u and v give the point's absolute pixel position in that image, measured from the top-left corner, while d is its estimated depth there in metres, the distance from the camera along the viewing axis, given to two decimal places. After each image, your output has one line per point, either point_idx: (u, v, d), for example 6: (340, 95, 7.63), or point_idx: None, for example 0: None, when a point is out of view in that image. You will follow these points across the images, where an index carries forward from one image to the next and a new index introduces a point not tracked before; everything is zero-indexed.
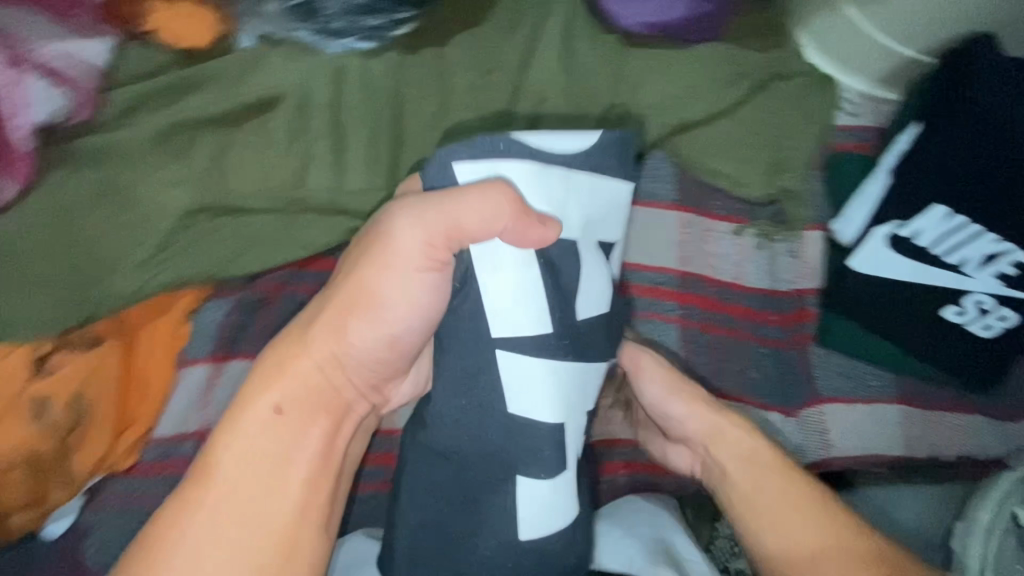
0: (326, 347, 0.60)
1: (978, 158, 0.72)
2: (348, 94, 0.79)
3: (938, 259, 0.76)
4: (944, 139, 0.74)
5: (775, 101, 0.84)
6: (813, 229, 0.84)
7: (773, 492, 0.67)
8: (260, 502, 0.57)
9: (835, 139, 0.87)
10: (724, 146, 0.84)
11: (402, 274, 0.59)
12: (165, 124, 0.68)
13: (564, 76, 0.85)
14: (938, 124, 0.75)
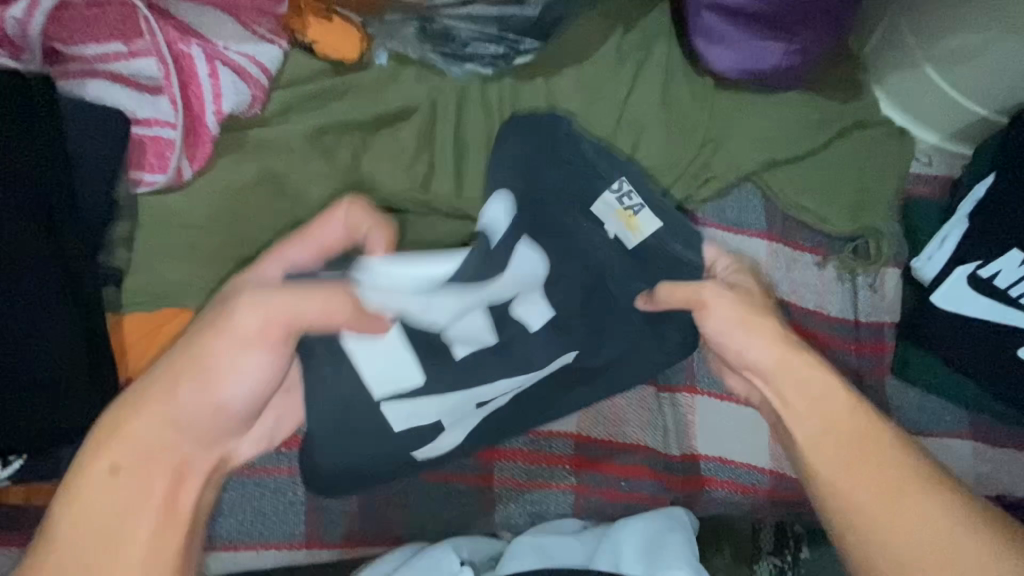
0: (161, 402, 0.53)
1: None
2: (470, 111, 0.87)
3: (1013, 303, 0.79)
4: (1015, 193, 0.81)
5: (854, 147, 0.92)
6: (891, 266, 0.90)
7: (878, 476, 0.56)
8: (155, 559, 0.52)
9: (909, 185, 0.94)
10: (809, 184, 0.90)
11: (220, 374, 0.54)
12: (313, 125, 0.75)
13: (663, 110, 0.92)
14: (1009, 178, 0.82)
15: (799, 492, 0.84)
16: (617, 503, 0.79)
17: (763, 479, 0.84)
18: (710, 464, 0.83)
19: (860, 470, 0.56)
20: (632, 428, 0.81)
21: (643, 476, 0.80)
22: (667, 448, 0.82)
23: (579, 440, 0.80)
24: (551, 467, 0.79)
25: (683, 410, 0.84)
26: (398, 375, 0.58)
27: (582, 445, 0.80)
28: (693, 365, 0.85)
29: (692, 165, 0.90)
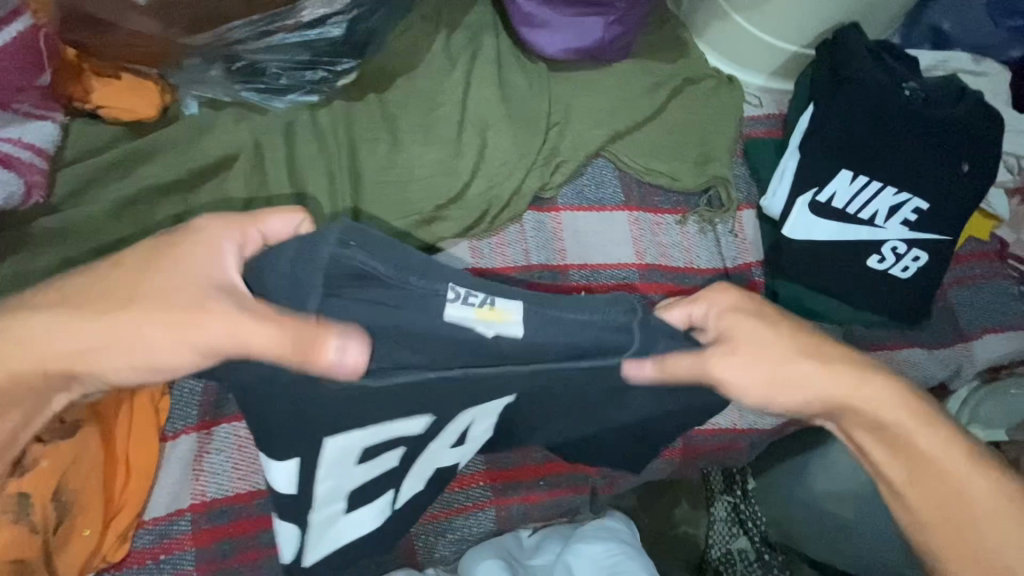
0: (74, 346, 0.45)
1: (864, 133, 0.86)
2: (300, 145, 0.82)
3: (852, 222, 0.87)
4: (835, 118, 0.86)
5: (689, 105, 0.95)
6: (745, 209, 0.95)
7: (926, 480, 0.55)
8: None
9: (747, 129, 0.99)
10: (655, 148, 0.93)
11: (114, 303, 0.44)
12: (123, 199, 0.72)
13: (503, 103, 0.91)
14: (828, 106, 0.87)
15: (706, 444, 0.91)
16: (535, 505, 0.79)
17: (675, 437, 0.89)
18: None
19: (974, 489, 0.54)
20: None
21: (558, 470, 0.80)
22: None
23: (497, 457, 0.78)
24: (465, 489, 0.77)
25: None
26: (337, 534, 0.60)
27: (492, 460, 0.78)
28: None
29: (543, 152, 0.90)
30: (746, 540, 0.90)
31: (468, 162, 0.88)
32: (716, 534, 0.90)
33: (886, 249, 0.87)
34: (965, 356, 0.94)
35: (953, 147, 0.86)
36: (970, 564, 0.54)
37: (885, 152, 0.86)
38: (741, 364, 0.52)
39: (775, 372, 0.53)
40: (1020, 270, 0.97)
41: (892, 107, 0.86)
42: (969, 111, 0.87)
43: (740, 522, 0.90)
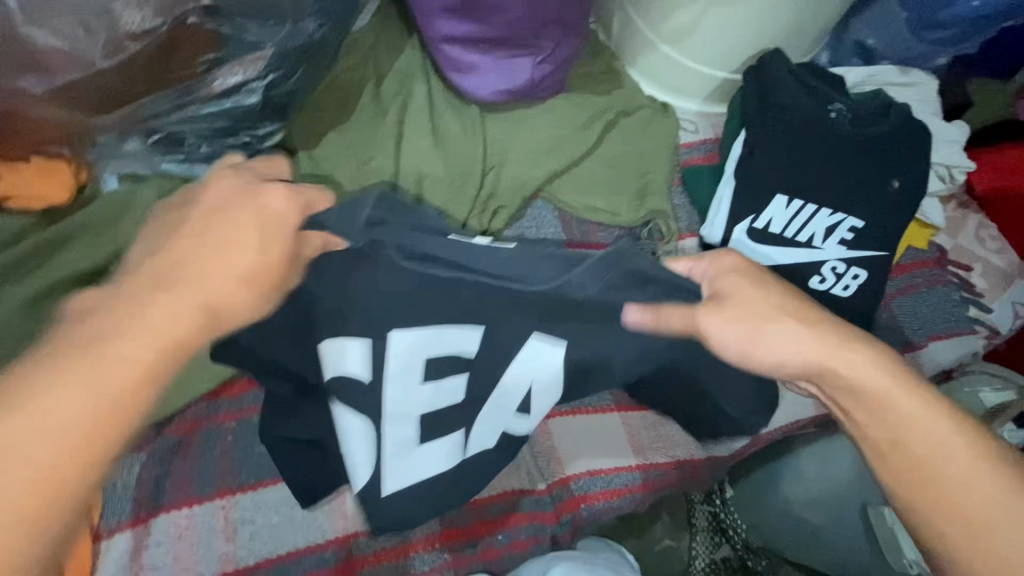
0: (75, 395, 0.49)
1: (795, 157, 0.87)
2: None
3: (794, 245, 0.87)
4: (765, 144, 0.87)
5: (624, 137, 0.95)
6: (686, 238, 0.95)
7: (901, 449, 0.49)
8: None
9: (684, 156, 0.99)
10: (592, 184, 0.93)
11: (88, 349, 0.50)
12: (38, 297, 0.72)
13: (437, 150, 0.90)
14: (757, 133, 0.88)
15: (667, 477, 0.87)
16: (495, 561, 0.78)
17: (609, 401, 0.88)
18: (581, 482, 0.83)
19: (956, 454, 0.48)
20: (492, 479, 0.81)
21: (516, 522, 0.80)
22: (534, 484, 0.82)
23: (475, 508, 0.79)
24: (420, 552, 0.76)
25: (541, 439, 0.84)
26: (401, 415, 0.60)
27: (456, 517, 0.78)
28: None
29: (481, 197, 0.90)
30: (728, 548, 0.94)
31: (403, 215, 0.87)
32: (698, 547, 0.93)
33: (827, 269, 0.88)
34: (914, 364, 0.94)
35: (882, 164, 0.88)
36: (951, 537, 0.48)
37: (817, 173, 0.87)
38: (723, 314, 0.50)
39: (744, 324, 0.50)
40: (961, 275, 0.98)
41: (819, 130, 0.87)
42: (894, 127, 0.88)
43: (720, 532, 0.94)
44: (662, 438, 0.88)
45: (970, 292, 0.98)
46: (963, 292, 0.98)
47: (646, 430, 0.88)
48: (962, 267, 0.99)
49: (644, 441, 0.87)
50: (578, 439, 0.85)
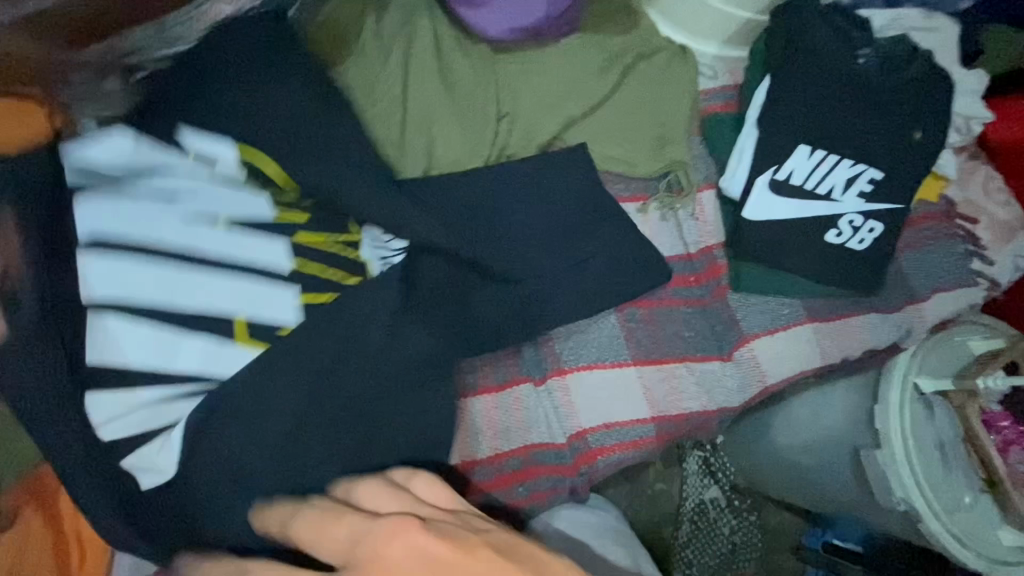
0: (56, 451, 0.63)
1: (820, 105, 0.85)
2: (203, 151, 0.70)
3: (810, 198, 0.86)
4: (792, 90, 0.85)
5: (643, 83, 0.90)
6: (705, 190, 0.91)
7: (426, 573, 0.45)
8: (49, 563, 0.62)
9: (703, 104, 0.94)
10: (611, 132, 0.89)
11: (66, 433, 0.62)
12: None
13: (446, 94, 0.83)
14: (784, 79, 0.85)
15: (679, 426, 0.89)
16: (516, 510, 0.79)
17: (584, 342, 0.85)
18: (596, 435, 0.84)
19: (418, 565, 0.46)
20: (514, 434, 0.80)
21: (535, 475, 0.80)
22: (554, 438, 0.82)
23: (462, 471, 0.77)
24: None
25: (558, 394, 0.83)
26: (129, 266, 0.63)
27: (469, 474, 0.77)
28: (555, 350, 0.84)
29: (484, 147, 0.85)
30: (717, 488, 1.09)
31: (415, 168, 0.82)
32: (690, 486, 1.09)
33: (843, 218, 0.87)
34: (916, 317, 0.96)
35: (907, 112, 0.86)
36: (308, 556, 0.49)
37: (840, 122, 0.85)
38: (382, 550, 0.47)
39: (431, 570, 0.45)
40: (967, 229, 0.99)
41: (846, 73, 0.85)
42: (920, 74, 0.86)
43: (710, 475, 1.09)
44: (674, 389, 0.88)
45: (976, 246, 0.98)
46: (969, 245, 0.99)
47: (661, 382, 0.88)
48: (969, 220, 0.99)
49: (659, 393, 0.88)
50: (593, 392, 0.85)
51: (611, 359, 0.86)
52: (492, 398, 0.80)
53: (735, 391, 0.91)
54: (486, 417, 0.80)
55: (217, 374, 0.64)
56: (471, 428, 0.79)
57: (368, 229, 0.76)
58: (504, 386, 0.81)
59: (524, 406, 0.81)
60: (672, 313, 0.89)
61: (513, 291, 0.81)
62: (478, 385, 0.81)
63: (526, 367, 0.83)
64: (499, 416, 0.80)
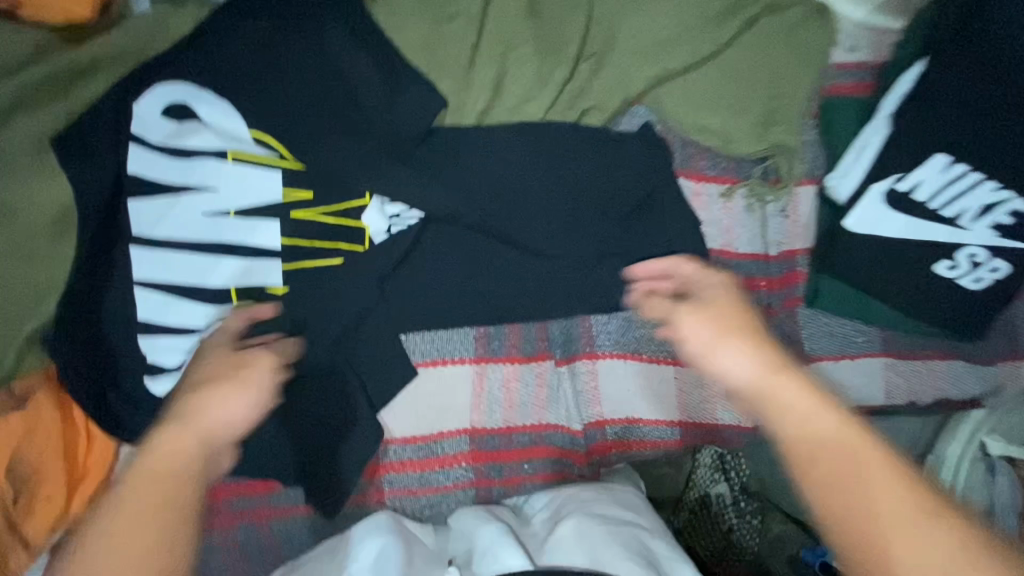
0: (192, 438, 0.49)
1: (979, 109, 0.69)
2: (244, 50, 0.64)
3: (928, 218, 0.72)
4: (949, 84, 0.69)
5: (764, 43, 0.75)
6: (805, 185, 0.78)
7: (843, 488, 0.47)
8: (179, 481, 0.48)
9: (830, 81, 0.79)
10: (711, 97, 0.75)
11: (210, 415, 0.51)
12: (48, 138, 0.60)
13: (531, 21, 0.72)
14: (942, 68, 0.69)
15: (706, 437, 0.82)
16: (518, 488, 0.76)
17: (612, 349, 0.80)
18: (615, 429, 0.80)
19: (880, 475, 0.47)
20: (530, 409, 0.76)
21: (545, 454, 0.77)
22: (570, 422, 0.78)
23: (470, 435, 0.74)
24: (446, 468, 0.73)
25: (585, 378, 0.78)
26: (181, 176, 0.62)
27: (475, 440, 0.74)
28: (591, 331, 0.78)
29: (557, 95, 0.73)
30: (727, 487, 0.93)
31: (466, 122, 0.72)
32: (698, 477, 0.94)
33: (960, 250, 0.73)
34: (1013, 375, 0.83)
35: None
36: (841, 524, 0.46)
37: (999, 134, 0.69)
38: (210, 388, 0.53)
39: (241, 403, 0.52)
40: None
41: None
42: None
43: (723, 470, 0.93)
44: (712, 397, 0.81)
45: None
46: None
47: (698, 388, 0.81)
48: None
49: (694, 399, 0.81)
50: (623, 384, 0.79)
51: (649, 353, 0.79)
52: (515, 369, 0.75)
53: None
54: (503, 388, 0.75)
55: (256, 293, 0.64)
56: (487, 396, 0.74)
57: (379, 202, 0.68)
58: (530, 358, 0.76)
59: (547, 385, 0.77)
60: None
61: (557, 262, 0.72)
62: (504, 353, 0.75)
63: (555, 345, 0.77)
64: (519, 391, 0.76)
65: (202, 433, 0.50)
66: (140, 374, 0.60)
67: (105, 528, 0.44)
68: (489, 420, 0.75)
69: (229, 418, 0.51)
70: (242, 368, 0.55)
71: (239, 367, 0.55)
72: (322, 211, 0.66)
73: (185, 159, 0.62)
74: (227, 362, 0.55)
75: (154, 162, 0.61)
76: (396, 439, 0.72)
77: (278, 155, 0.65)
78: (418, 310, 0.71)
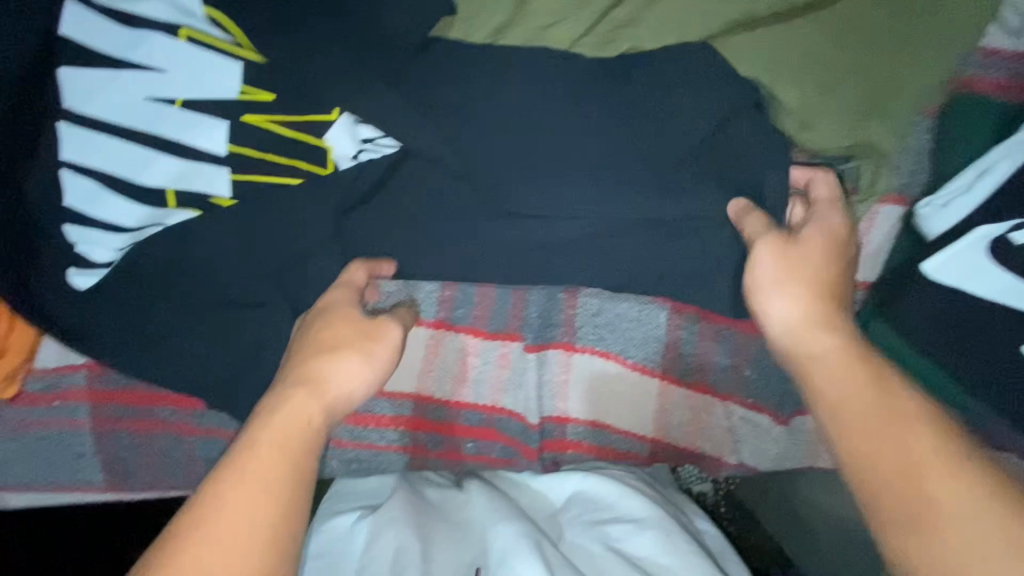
0: (310, 410, 0.50)
1: None
2: None
3: None
4: None
5: (894, 0, 0.55)
6: (887, 203, 0.61)
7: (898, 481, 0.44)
8: (281, 470, 0.47)
9: (971, 70, 0.58)
10: (801, 62, 0.57)
11: (326, 369, 0.52)
12: None
13: None
14: None
15: (678, 460, 0.73)
16: (457, 464, 0.71)
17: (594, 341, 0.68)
18: (578, 429, 0.72)
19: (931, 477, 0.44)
20: (486, 388, 0.69)
21: (495, 437, 0.71)
22: (527, 412, 0.70)
23: (417, 401, 0.69)
24: (382, 428, 0.70)
25: (555, 369, 0.69)
26: (121, 48, 0.50)
27: (420, 406, 0.69)
28: (575, 320, 0.67)
29: (596, 24, 0.56)
30: (711, 486, 0.82)
31: (476, 37, 0.57)
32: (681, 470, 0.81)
33: None
34: None
35: None
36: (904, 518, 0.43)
37: None
38: (355, 355, 0.53)
39: (361, 365, 0.53)
40: None
41: None
42: None
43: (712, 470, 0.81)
44: (697, 423, 0.71)
45: None
46: None
47: (683, 411, 0.71)
48: None
49: (674, 419, 0.71)
50: (597, 385, 0.70)
51: (635, 359, 0.69)
52: (476, 342, 0.67)
53: (770, 458, 0.71)
54: (458, 361, 0.68)
55: (195, 201, 0.55)
56: (440, 364, 0.68)
57: (350, 120, 0.54)
58: (498, 334, 0.67)
59: (510, 367, 0.69)
60: (742, 342, 0.67)
61: (545, 231, 0.59)
62: (468, 322, 0.67)
63: (528, 327, 0.67)
64: (478, 367, 0.68)
65: (326, 402, 0.50)
66: (64, 265, 0.56)
67: (249, 484, 0.45)
68: (439, 391, 0.69)
69: (350, 385, 0.52)
70: (371, 339, 0.54)
71: (372, 337, 0.54)
72: (267, 115, 0.53)
73: (129, 27, 0.50)
74: (361, 330, 0.54)
75: (94, 25, 0.50)
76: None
77: (235, 42, 0.52)
78: (376, 257, 0.61)
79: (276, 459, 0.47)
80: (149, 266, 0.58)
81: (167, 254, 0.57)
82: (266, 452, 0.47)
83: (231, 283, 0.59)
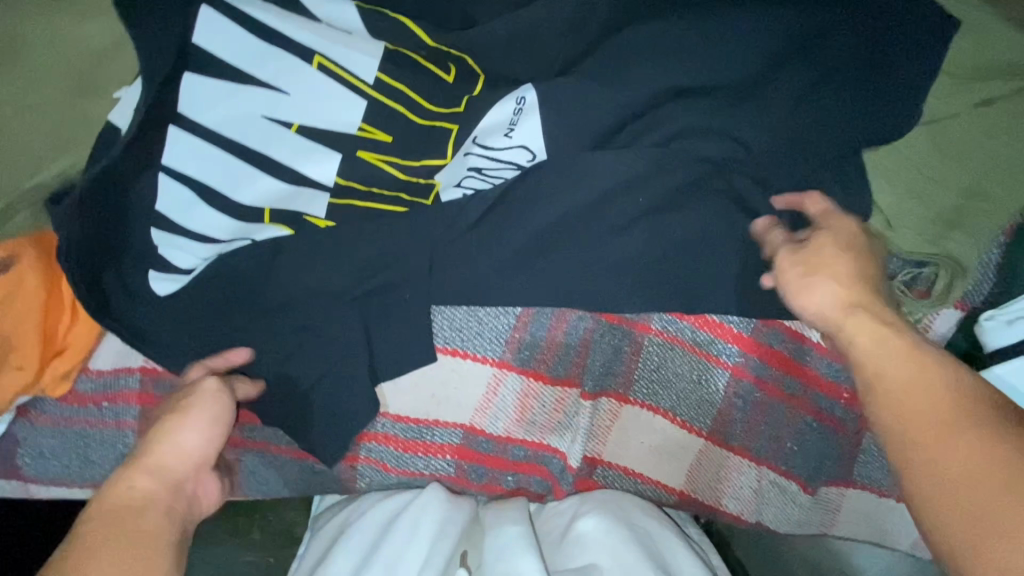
0: (144, 483, 0.45)
1: None
2: None
3: None
4: None
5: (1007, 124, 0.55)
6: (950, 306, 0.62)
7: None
8: (127, 538, 0.41)
9: None
10: (904, 167, 0.56)
11: (161, 443, 0.49)
12: None
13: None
14: None
15: (700, 514, 0.76)
16: (496, 497, 0.72)
17: (640, 397, 0.70)
18: (608, 472, 0.73)
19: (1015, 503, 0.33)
20: (535, 427, 0.70)
21: (532, 472, 0.72)
22: (569, 454, 0.71)
23: (469, 432, 0.69)
24: (429, 456, 0.70)
25: (603, 415, 0.71)
26: (252, 62, 0.50)
27: (470, 437, 0.70)
28: (632, 373, 0.69)
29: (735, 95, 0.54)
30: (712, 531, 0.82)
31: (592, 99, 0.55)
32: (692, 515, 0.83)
33: None
34: None
35: None
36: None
37: None
38: (189, 412, 0.51)
39: (196, 421, 0.51)
40: None
41: None
42: None
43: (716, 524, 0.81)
44: (726, 482, 0.73)
45: None
46: None
47: (716, 471, 0.73)
48: None
49: (705, 475, 0.73)
50: (640, 436, 0.72)
51: (684, 418, 0.70)
52: (536, 385, 0.68)
53: (790, 521, 0.74)
54: (512, 399, 0.68)
55: (289, 219, 0.55)
56: (496, 401, 0.68)
57: (464, 155, 0.56)
58: (556, 380, 0.68)
59: (565, 409, 0.69)
60: (792, 416, 0.69)
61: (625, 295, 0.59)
62: (531, 364, 0.67)
63: (589, 375, 0.68)
64: (535, 406, 0.69)
65: (159, 472, 0.47)
66: (145, 267, 0.54)
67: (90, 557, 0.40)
68: (489, 426, 0.69)
69: (184, 446, 0.49)
70: (188, 400, 0.52)
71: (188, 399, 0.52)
72: (383, 155, 0.54)
73: (265, 45, 0.50)
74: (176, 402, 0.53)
75: (226, 33, 0.49)
76: (390, 414, 0.67)
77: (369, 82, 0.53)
78: (454, 294, 0.60)
79: (115, 529, 0.42)
80: (227, 277, 0.56)
81: (250, 268, 0.56)
82: (97, 530, 0.42)
83: (304, 305, 0.57)
